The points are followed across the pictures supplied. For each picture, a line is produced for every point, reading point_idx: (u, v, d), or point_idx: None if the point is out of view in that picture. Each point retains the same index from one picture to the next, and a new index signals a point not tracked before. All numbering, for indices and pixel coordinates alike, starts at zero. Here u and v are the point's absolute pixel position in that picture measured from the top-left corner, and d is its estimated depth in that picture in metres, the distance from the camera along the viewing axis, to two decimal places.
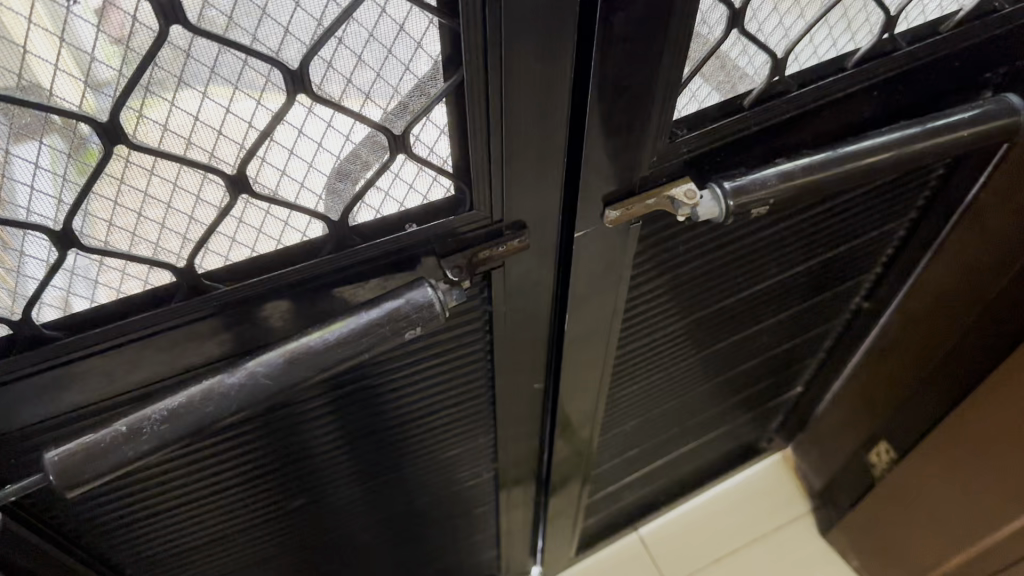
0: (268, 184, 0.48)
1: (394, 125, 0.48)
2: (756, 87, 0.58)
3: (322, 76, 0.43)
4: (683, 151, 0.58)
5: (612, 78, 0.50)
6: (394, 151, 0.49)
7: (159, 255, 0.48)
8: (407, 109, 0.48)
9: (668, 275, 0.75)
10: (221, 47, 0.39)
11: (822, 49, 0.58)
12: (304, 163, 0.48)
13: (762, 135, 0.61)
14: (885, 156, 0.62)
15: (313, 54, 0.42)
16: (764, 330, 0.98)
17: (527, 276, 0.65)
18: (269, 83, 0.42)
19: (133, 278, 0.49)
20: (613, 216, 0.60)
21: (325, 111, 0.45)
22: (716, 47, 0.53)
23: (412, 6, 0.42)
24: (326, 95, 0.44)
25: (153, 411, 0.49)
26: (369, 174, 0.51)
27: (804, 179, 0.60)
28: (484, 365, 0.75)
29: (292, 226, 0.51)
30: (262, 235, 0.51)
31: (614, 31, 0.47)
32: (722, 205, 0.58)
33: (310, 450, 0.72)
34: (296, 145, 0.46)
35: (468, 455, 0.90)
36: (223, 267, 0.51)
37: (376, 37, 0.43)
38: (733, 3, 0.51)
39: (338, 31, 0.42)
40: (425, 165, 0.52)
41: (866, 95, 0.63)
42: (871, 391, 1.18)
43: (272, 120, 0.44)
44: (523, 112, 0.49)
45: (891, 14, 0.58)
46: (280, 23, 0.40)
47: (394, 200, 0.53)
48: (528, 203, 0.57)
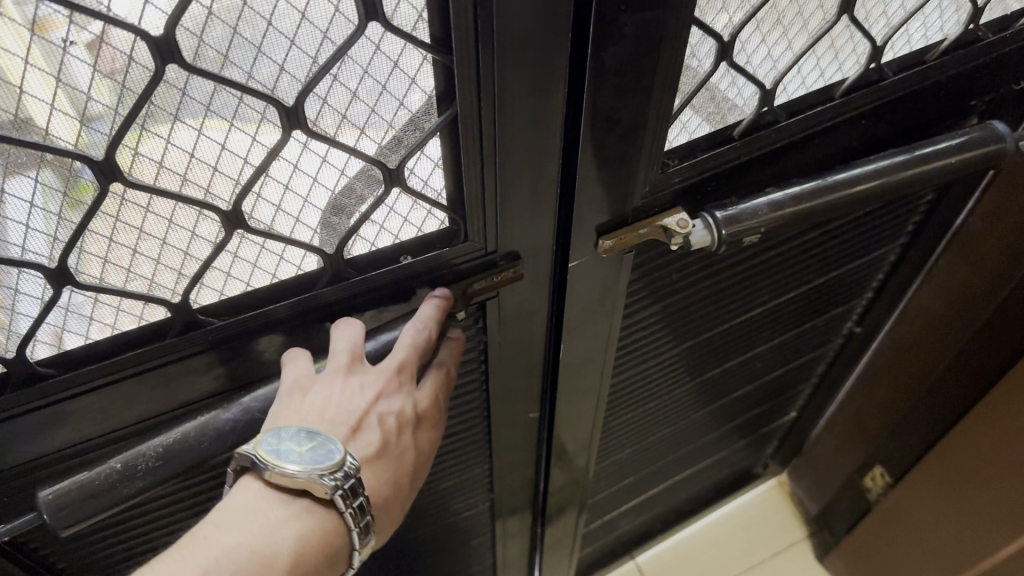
0: (263, 219, 0.48)
1: (388, 159, 0.48)
2: (746, 117, 0.58)
3: (317, 111, 0.44)
4: (675, 182, 0.59)
5: (603, 108, 0.50)
6: (389, 184, 0.50)
7: (154, 289, 0.48)
8: (402, 142, 0.48)
9: (661, 303, 0.75)
10: (218, 84, 0.39)
11: (810, 79, 0.59)
12: (299, 198, 0.48)
13: (754, 165, 0.62)
14: (877, 184, 0.62)
15: (309, 90, 0.42)
16: (758, 356, 0.98)
17: (521, 305, 0.65)
18: (265, 118, 0.42)
19: (127, 314, 0.49)
20: (607, 245, 0.60)
21: (320, 146, 0.46)
22: (705, 79, 0.53)
23: (407, 42, 0.43)
24: (320, 130, 0.45)
25: (148, 448, 0.50)
26: (364, 208, 0.51)
27: (795, 207, 0.60)
28: (478, 396, 0.75)
29: (287, 258, 0.51)
30: (258, 269, 0.51)
31: (605, 65, 0.47)
32: (714, 233, 0.59)
33: None
34: (291, 179, 0.47)
35: (468, 487, 0.90)
36: (217, 301, 0.51)
37: (371, 73, 0.43)
38: (722, 35, 0.51)
39: (333, 68, 0.42)
40: (419, 198, 0.52)
41: (853, 123, 0.64)
42: (865, 416, 1.18)
43: (267, 156, 0.44)
44: (516, 144, 0.50)
45: (878, 43, 0.59)
46: (276, 61, 0.40)
47: (389, 233, 0.54)
48: (521, 234, 0.58)
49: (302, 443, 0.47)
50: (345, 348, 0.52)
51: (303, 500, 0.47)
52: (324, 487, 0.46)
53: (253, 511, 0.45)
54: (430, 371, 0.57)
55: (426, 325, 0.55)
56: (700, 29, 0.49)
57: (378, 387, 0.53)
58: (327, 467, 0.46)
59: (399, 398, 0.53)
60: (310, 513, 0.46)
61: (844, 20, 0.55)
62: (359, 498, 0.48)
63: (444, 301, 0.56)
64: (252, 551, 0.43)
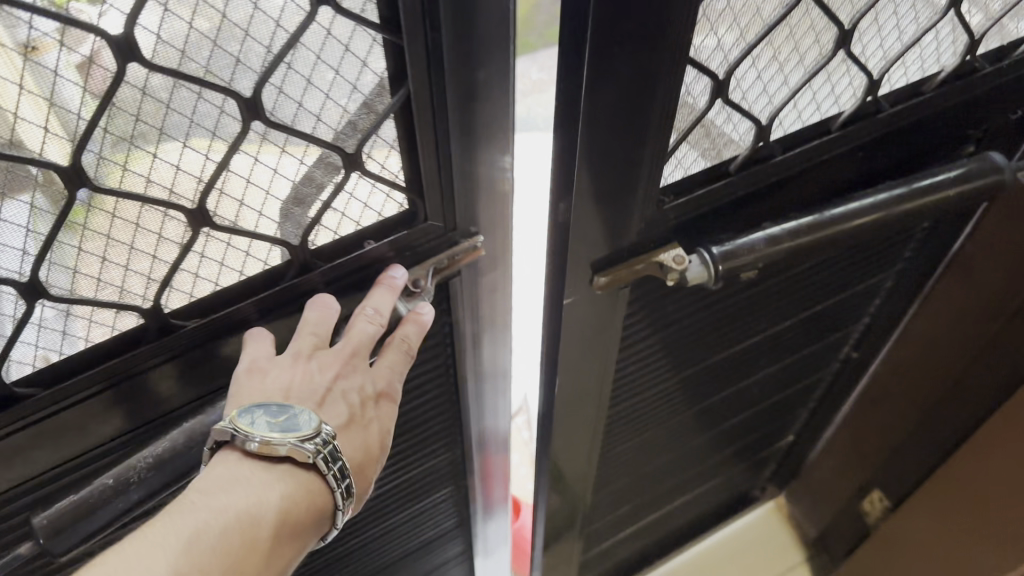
0: (227, 216, 0.46)
1: (345, 144, 0.47)
2: (741, 152, 0.57)
3: (274, 101, 0.42)
4: (672, 218, 0.58)
5: (598, 144, 0.49)
6: (348, 169, 0.49)
7: (125, 297, 0.47)
8: (357, 128, 0.47)
9: (658, 335, 0.74)
10: (176, 80, 0.38)
11: (806, 113, 0.58)
12: (262, 190, 0.46)
13: (749, 200, 0.61)
14: (876, 218, 0.61)
15: (265, 81, 0.41)
16: (754, 384, 0.97)
17: (485, 285, 0.65)
18: (224, 114, 0.41)
19: (102, 325, 0.47)
20: (602, 282, 0.59)
21: (279, 135, 0.44)
22: (701, 116, 0.52)
23: (357, 24, 0.42)
24: (279, 119, 0.43)
25: (139, 459, 0.49)
26: (324, 195, 0.49)
27: (793, 242, 0.59)
28: (448, 379, 0.75)
29: (253, 254, 0.50)
30: (225, 267, 0.49)
31: (598, 103, 0.46)
32: (710, 269, 0.58)
33: None
34: (252, 173, 0.45)
35: (442, 474, 0.90)
36: (188, 303, 0.50)
37: (324, 59, 0.42)
38: (717, 74, 0.50)
39: (287, 56, 0.40)
40: (378, 181, 0.51)
41: (850, 156, 0.63)
42: (862, 439, 1.17)
43: (228, 151, 0.43)
44: (469, 116, 0.49)
45: (874, 77, 0.58)
46: (231, 53, 0.38)
47: (350, 219, 0.53)
48: (483, 210, 0.57)
49: (276, 416, 0.47)
50: (312, 330, 0.52)
51: (285, 465, 0.47)
52: (306, 451, 0.46)
53: (237, 479, 0.45)
54: (394, 343, 0.56)
55: (382, 312, 0.54)
56: (695, 68, 0.49)
57: (337, 367, 0.53)
58: (303, 433, 0.47)
59: (361, 373, 0.54)
60: (293, 478, 0.47)
61: (841, 54, 0.54)
62: (340, 462, 0.48)
63: (398, 283, 0.55)
64: (241, 512, 0.43)
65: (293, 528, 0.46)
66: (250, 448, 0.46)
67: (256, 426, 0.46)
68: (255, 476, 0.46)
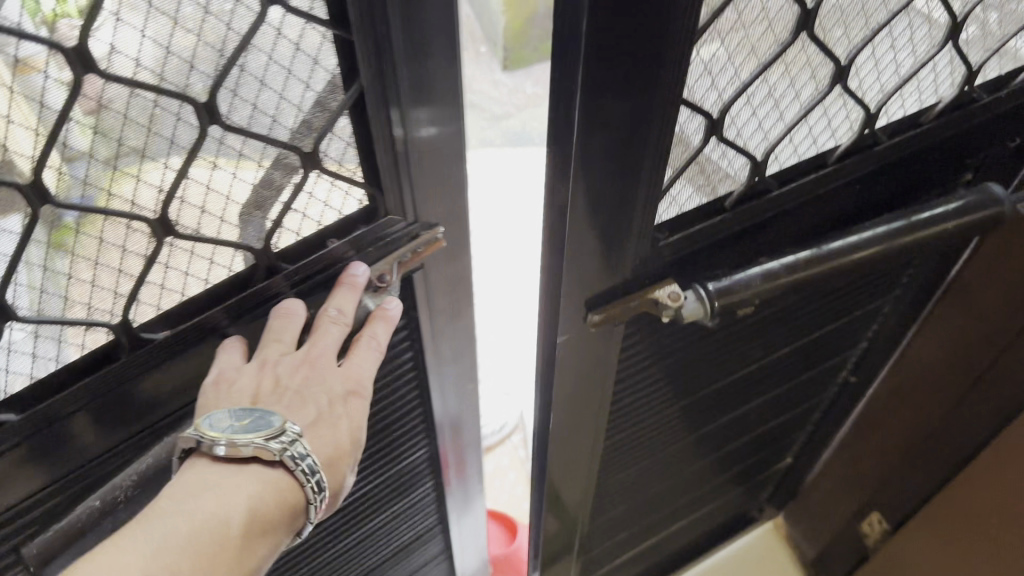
0: (189, 223, 0.45)
1: (302, 143, 0.46)
2: (736, 188, 0.56)
3: (229, 104, 0.41)
4: (667, 254, 0.56)
5: (592, 184, 0.48)
6: (307, 167, 0.47)
7: (93, 314, 0.45)
8: (312, 127, 0.45)
9: (654, 368, 0.73)
10: (132, 89, 0.37)
11: (802, 147, 0.57)
12: (222, 196, 0.45)
13: (744, 235, 0.59)
14: (874, 251, 0.60)
15: (219, 85, 0.39)
16: (751, 411, 0.96)
17: (448, 273, 0.63)
18: (180, 120, 0.40)
19: (71, 343, 0.46)
20: (596, 319, 0.57)
21: (236, 139, 0.43)
22: (696, 153, 0.51)
23: (306, 21, 0.40)
24: (235, 123, 0.42)
25: (123, 479, 0.49)
26: (284, 197, 0.48)
27: (790, 277, 0.58)
28: (417, 379, 0.73)
29: (218, 262, 0.48)
30: (190, 277, 0.48)
31: (592, 143, 0.45)
32: (706, 305, 0.57)
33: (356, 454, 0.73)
34: (212, 179, 0.44)
35: (416, 477, 0.88)
36: (156, 316, 0.48)
37: (275, 59, 0.41)
38: (711, 112, 0.49)
39: (239, 59, 0.39)
40: (336, 179, 0.49)
41: (847, 190, 0.62)
42: (861, 461, 1.16)
43: (187, 158, 0.41)
44: (425, 108, 0.48)
45: (871, 111, 0.57)
46: (184, 59, 0.37)
47: (312, 219, 0.51)
48: (445, 202, 0.55)
49: (243, 418, 0.47)
50: (275, 337, 0.51)
51: (253, 466, 0.47)
52: (270, 449, 0.46)
53: (205, 482, 0.45)
54: (363, 343, 0.55)
55: (346, 314, 0.52)
56: (688, 108, 0.48)
57: (303, 372, 0.51)
58: (269, 431, 0.47)
59: (329, 374, 0.52)
60: (263, 478, 0.47)
61: (836, 90, 0.53)
62: (310, 460, 0.48)
63: (359, 281, 0.53)
64: (205, 516, 0.43)
65: (262, 527, 0.46)
66: (218, 453, 0.46)
67: (221, 430, 0.46)
68: (224, 477, 0.46)
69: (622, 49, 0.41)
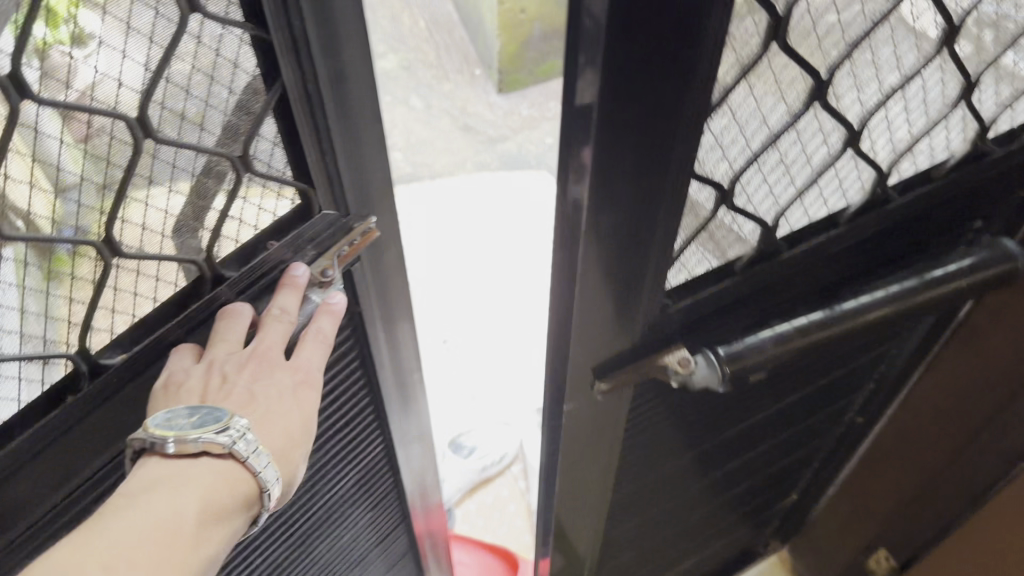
0: (132, 242, 0.44)
1: (233, 149, 0.45)
2: (747, 251, 0.55)
3: (159, 117, 0.41)
4: (677, 321, 0.55)
5: (602, 256, 0.46)
6: (240, 172, 0.47)
7: (49, 346, 0.44)
8: (239, 131, 0.45)
9: (665, 429, 0.71)
10: (67, 112, 0.37)
11: (812, 209, 0.56)
12: (161, 210, 0.44)
13: (755, 298, 0.58)
14: (887, 311, 0.59)
15: (149, 98, 0.39)
16: (758, 457, 0.95)
17: (387, 258, 0.62)
18: (115, 136, 0.39)
19: (31, 380, 0.44)
20: (604, 386, 0.56)
21: (169, 152, 0.43)
22: (706, 222, 0.50)
23: (223, 27, 0.41)
24: (167, 137, 0.42)
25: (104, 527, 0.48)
26: (219, 205, 0.47)
27: (801, 340, 0.57)
28: (365, 376, 0.72)
29: (164, 278, 0.48)
30: (139, 297, 0.47)
31: (601, 220, 0.44)
32: (717, 372, 0.54)
33: (326, 447, 0.72)
34: (149, 196, 0.43)
35: (377, 479, 0.87)
36: (110, 341, 0.47)
37: (199, 68, 0.41)
38: (721, 183, 0.48)
39: (167, 70, 0.40)
40: (269, 181, 0.49)
41: (858, 250, 0.60)
42: (868, 499, 1.14)
43: (125, 174, 0.41)
44: (347, 101, 0.47)
45: (883, 170, 0.56)
46: (114, 78, 0.37)
47: (248, 224, 0.51)
48: (376, 192, 0.55)
49: (189, 415, 0.46)
50: (222, 336, 0.49)
51: (205, 459, 0.46)
52: (222, 442, 0.46)
53: (158, 482, 0.44)
54: (309, 335, 0.54)
55: (290, 309, 0.51)
56: (698, 180, 0.46)
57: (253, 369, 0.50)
58: (218, 425, 0.46)
59: (277, 370, 0.51)
60: (216, 473, 0.46)
61: (848, 153, 0.52)
62: (259, 450, 0.48)
63: (300, 282, 0.51)
64: (160, 514, 0.43)
65: (218, 515, 0.45)
66: (168, 450, 0.45)
67: (170, 427, 0.45)
68: (176, 475, 0.45)
69: (634, 128, 0.40)
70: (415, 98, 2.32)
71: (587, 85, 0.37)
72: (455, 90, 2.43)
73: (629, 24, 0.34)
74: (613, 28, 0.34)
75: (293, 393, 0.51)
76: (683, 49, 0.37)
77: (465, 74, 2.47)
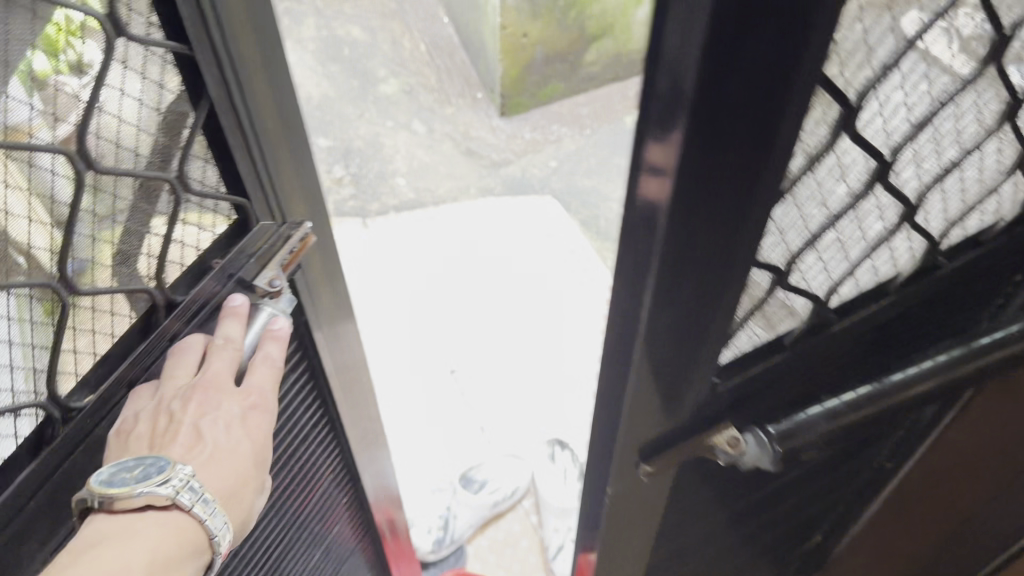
0: (87, 279, 0.51)
1: (169, 168, 0.54)
2: (798, 324, 0.52)
3: (96, 147, 0.48)
4: (725, 399, 0.53)
5: (663, 338, 0.44)
6: (177, 191, 0.55)
7: (19, 397, 0.49)
8: (170, 153, 0.54)
9: (706, 496, 0.69)
10: (8, 154, 0.43)
11: (864, 280, 0.53)
12: (110, 217, 0.52)
13: (804, 371, 0.56)
14: (934, 382, 0.56)
15: (85, 126, 0.47)
16: (790, 507, 0.93)
17: (321, 261, 0.75)
18: (54, 164, 0.46)
19: (8, 434, 0.48)
20: (649, 470, 0.54)
21: (111, 180, 0.50)
22: (760, 301, 0.48)
23: (146, 46, 0.49)
24: (105, 164, 0.49)
25: None
26: (162, 228, 0.56)
27: (850, 415, 0.55)
28: (315, 382, 0.83)
29: (122, 313, 0.55)
30: (100, 334, 0.53)
31: (671, 299, 0.41)
32: (767, 450, 0.52)
33: (295, 448, 0.82)
34: (96, 223, 0.51)
35: (334, 481, 0.97)
36: (76, 383, 0.53)
37: (128, 92, 0.49)
38: (778, 265, 0.45)
39: (99, 100, 0.47)
40: (202, 198, 0.58)
41: (906, 320, 0.58)
42: (904, 539, 1.12)
43: (69, 208, 0.48)
44: (267, 111, 0.60)
45: (935, 239, 0.54)
46: (48, 113, 0.45)
47: (190, 246, 0.59)
48: (293, 192, 0.67)
49: (133, 467, 0.51)
50: (173, 375, 0.56)
51: (148, 513, 0.51)
52: (163, 493, 0.51)
53: (106, 537, 0.49)
54: (258, 360, 0.61)
55: (231, 343, 0.58)
56: (756, 265, 0.44)
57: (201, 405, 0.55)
58: (159, 477, 0.51)
59: (223, 399, 0.57)
60: (159, 522, 0.51)
61: (905, 225, 0.50)
62: (200, 496, 0.53)
63: (240, 310, 0.59)
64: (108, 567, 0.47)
65: (168, 566, 0.50)
66: (111, 507, 0.50)
67: (112, 483, 0.50)
68: (122, 527, 0.50)
69: (716, 207, 0.36)
70: (417, 124, 2.40)
71: (671, 159, 0.34)
72: (456, 114, 2.44)
73: (713, 119, 0.32)
74: (692, 119, 0.32)
75: (242, 421, 0.58)
76: (764, 141, 0.34)
77: (467, 97, 2.49)
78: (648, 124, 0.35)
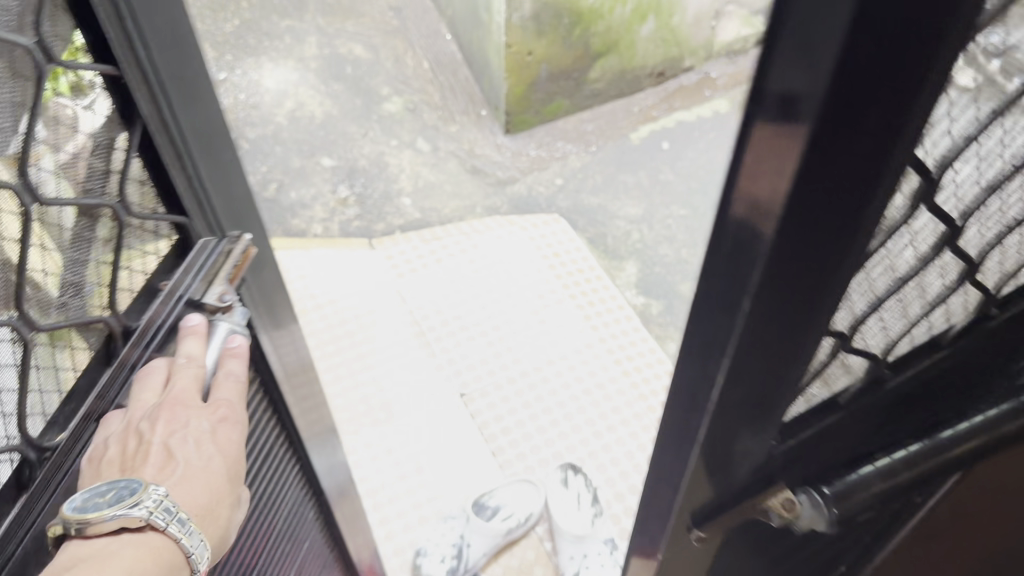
0: (46, 315, 0.54)
1: (108, 195, 0.58)
2: (853, 382, 0.51)
3: (37, 179, 0.51)
4: (779, 460, 0.51)
5: (738, 394, 0.42)
6: (119, 215, 0.60)
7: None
8: (99, 171, 0.57)
9: (748, 546, 0.67)
10: None
11: (919, 335, 0.52)
12: (59, 252, 0.55)
13: (858, 426, 0.54)
14: (998, 431, 0.52)
15: (26, 160, 0.50)
16: None
17: (262, 272, 0.79)
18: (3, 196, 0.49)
19: None
20: (700, 535, 0.54)
21: (53, 211, 0.54)
22: (822, 365, 0.46)
23: (76, 74, 0.53)
24: (49, 195, 0.53)
25: None
26: (105, 254, 0.59)
27: (909, 473, 0.52)
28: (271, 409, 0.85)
29: (77, 350, 0.58)
30: (58, 372, 0.56)
31: (749, 360, 0.39)
32: (823, 513, 0.50)
33: (262, 476, 0.84)
34: (49, 257, 0.54)
35: (304, 506, 0.98)
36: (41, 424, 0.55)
37: (61, 121, 0.53)
38: (840, 330, 0.44)
39: (41, 134, 0.51)
40: (145, 220, 0.62)
41: (963, 366, 0.55)
42: None
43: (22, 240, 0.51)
44: (196, 127, 0.64)
45: (992, 292, 0.51)
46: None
47: (138, 271, 0.63)
48: (229, 206, 0.72)
49: (105, 492, 0.54)
50: (142, 396, 0.60)
51: (125, 535, 0.54)
52: (136, 515, 0.54)
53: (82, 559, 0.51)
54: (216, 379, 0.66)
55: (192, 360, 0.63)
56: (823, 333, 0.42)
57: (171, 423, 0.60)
58: (131, 500, 0.54)
59: (189, 415, 0.62)
60: (133, 543, 0.54)
61: (966, 284, 0.49)
62: (171, 516, 0.56)
63: (199, 329, 0.64)
64: None
65: None
66: (85, 531, 0.52)
67: (86, 509, 0.52)
68: (98, 550, 0.52)
69: (807, 273, 0.35)
70: (421, 142, 2.40)
71: (762, 221, 0.32)
72: (461, 132, 2.44)
73: (822, 184, 0.30)
74: (799, 185, 0.30)
75: (209, 435, 0.63)
76: (878, 182, 0.31)
77: (470, 115, 2.48)
78: (748, 142, 0.31)
